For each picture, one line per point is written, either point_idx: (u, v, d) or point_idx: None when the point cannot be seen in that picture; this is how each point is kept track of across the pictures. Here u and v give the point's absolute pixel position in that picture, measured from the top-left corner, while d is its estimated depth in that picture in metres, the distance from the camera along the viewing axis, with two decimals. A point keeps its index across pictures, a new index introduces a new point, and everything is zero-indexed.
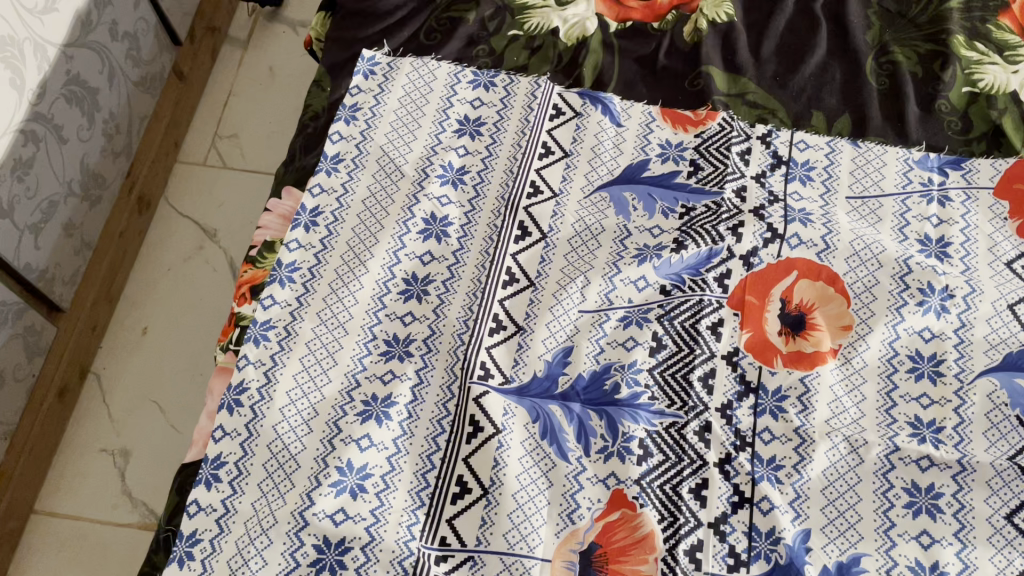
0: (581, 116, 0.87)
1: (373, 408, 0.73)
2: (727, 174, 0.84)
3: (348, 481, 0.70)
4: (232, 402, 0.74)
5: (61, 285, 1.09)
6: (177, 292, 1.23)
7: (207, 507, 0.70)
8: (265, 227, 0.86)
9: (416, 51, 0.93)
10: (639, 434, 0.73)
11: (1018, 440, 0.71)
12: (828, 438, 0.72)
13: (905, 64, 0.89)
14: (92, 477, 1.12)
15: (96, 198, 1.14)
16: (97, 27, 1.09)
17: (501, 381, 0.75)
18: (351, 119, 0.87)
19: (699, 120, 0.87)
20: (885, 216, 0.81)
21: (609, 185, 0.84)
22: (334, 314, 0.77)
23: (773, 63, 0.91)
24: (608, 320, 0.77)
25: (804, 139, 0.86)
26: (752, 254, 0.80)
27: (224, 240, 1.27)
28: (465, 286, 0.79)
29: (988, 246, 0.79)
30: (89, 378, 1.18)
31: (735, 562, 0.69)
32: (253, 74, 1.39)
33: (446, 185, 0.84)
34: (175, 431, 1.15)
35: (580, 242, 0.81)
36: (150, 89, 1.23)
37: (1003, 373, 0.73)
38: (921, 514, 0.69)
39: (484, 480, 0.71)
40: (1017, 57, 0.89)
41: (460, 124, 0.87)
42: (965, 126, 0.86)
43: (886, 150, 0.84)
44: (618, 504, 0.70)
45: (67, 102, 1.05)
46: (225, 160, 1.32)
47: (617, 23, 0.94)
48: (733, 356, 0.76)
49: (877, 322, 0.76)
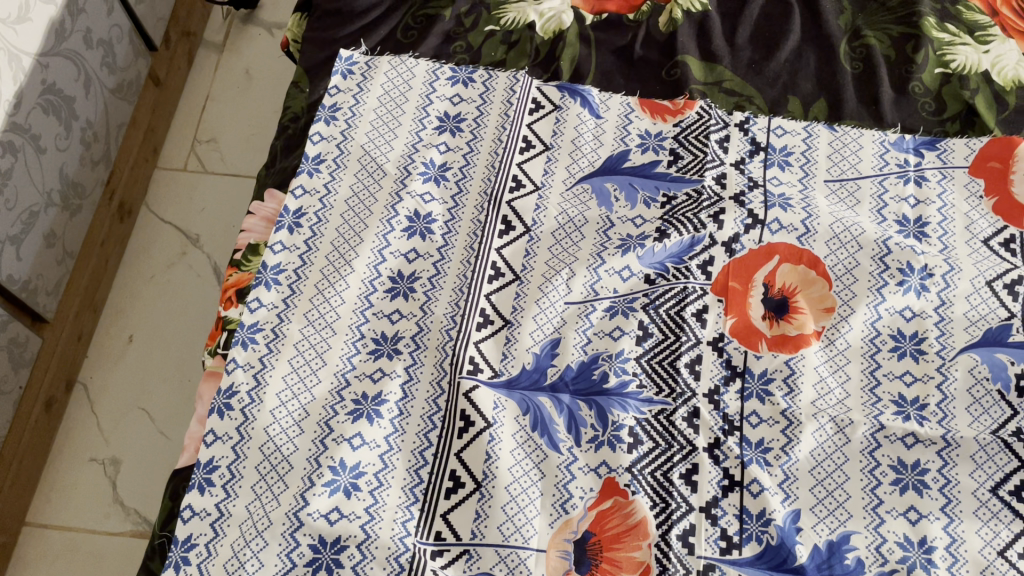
0: (561, 109, 0.88)
1: (364, 406, 0.74)
2: (706, 162, 0.84)
3: (341, 480, 0.71)
4: (223, 405, 0.74)
5: (44, 295, 1.09)
6: (161, 298, 1.23)
7: (200, 511, 0.71)
8: (249, 230, 0.86)
9: (393, 50, 0.93)
10: (629, 422, 0.74)
11: (1000, 414, 0.72)
12: (815, 419, 0.73)
13: (878, 47, 0.90)
14: (83, 486, 1.12)
15: (76, 207, 1.14)
16: (72, 35, 1.08)
17: (490, 375, 0.75)
18: (331, 119, 0.87)
19: (677, 110, 0.87)
20: (864, 198, 0.82)
21: (591, 177, 0.84)
22: (322, 314, 0.78)
23: (748, 50, 0.91)
24: (594, 311, 0.78)
25: (781, 125, 0.86)
26: (734, 240, 0.81)
27: (207, 244, 1.27)
28: (451, 282, 0.80)
29: (966, 224, 0.80)
30: (76, 389, 1.17)
31: (727, 545, 0.69)
32: (229, 77, 1.39)
33: (429, 182, 0.84)
34: (164, 438, 1.14)
35: (564, 234, 0.82)
36: (127, 95, 1.23)
37: (984, 348, 0.75)
38: (909, 491, 0.70)
39: (477, 474, 0.71)
40: (988, 37, 0.90)
41: (440, 121, 0.87)
42: (939, 107, 0.87)
43: (863, 133, 0.85)
44: (610, 492, 0.71)
45: (43, 111, 1.05)
46: (204, 164, 1.32)
47: (593, 15, 0.94)
48: (718, 342, 0.77)
49: (859, 303, 0.77)
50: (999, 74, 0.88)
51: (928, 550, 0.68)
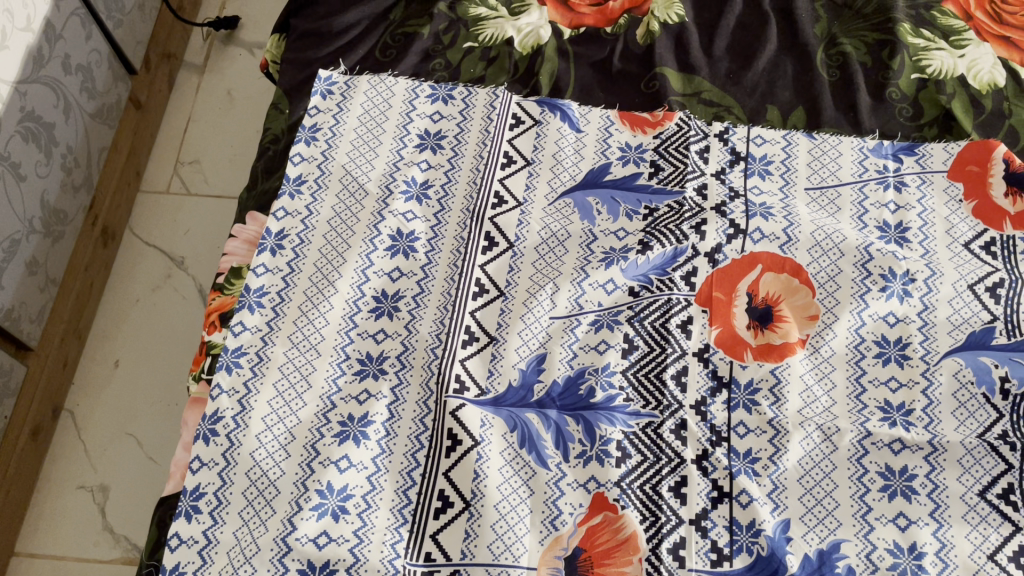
0: (541, 124, 0.88)
1: (350, 428, 0.73)
2: (687, 173, 0.85)
3: (329, 503, 0.70)
4: (208, 431, 0.73)
5: (28, 323, 1.08)
6: (148, 322, 1.22)
7: (188, 539, 0.70)
8: (231, 253, 0.86)
9: (372, 69, 0.93)
10: (617, 436, 0.73)
11: (986, 417, 0.73)
12: (802, 427, 0.73)
13: (855, 54, 0.91)
14: (72, 514, 1.11)
15: (58, 233, 1.13)
16: (49, 62, 1.08)
17: (477, 393, 0.75)
18: (312, 140, 0.87)
19: (656, 122, 0.88)
20: (844, 205, 0.83)
21: (573, 191, 0.85)
22: (306, 336, 0.77)
23: (725, 61, 0.92)
24: (579, 325, 0.78)
25: (761, 134, 0.87)
26: (717, 251, 0.81)
27: (192, 266, 1.26)
28: (435, 301, 0.79)
29: (946, 229, 0.81)
30: (63, 416, 1.17)
31: (718, 557, 0.69)
32: (211, 98, 1.39)
33: (411, 201, 0.84)
34: (153, 463, 1.13)
35: (547, 249, 0.82)
36: (107, 120, 1.22)
37: (967, 352, 0.75)
38: (897, 497, 0.70)
39: (466, 493, 0.71)
40: (963, 41, 0.91)
41: (420, 139, 0.87)
42: (916, 112, 0.88)
43: (841, 140, 0.86)
44: (600, 507, 0.71)
45: (22, 139, 1.04)
46: (188, 186, 1.31)
47: (570, 29, 0.95)
48: (704, 353, 0.77)
49: (843, 310, 0.77)
50: (975, 78, 0.89)
51: (918, 557, 0.68)
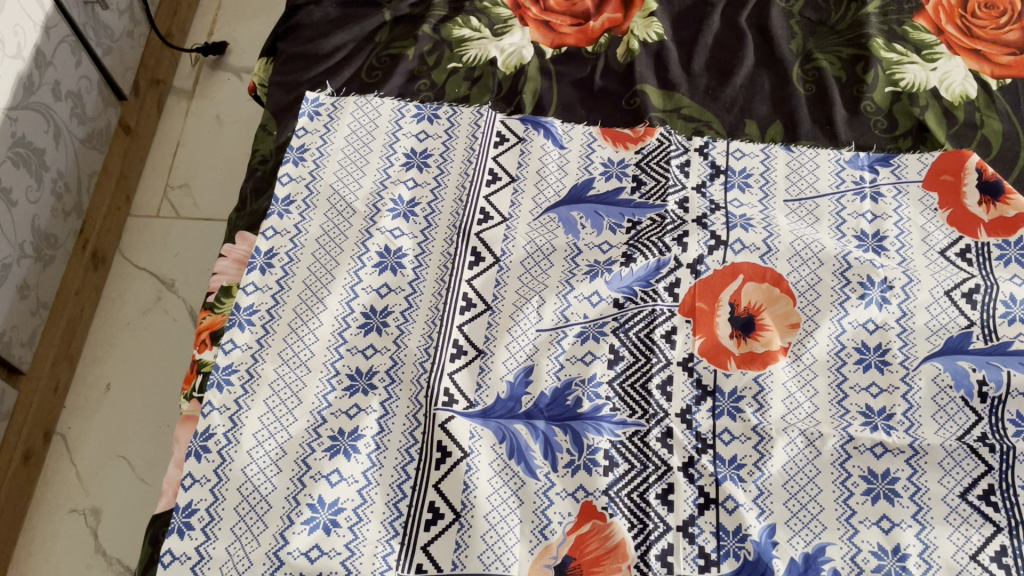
0: (525, 141, 0.90)
1: (340, 442, 0.74)
2: (668, 187, 0.87)
3: (321, 517, 0.71)
4: (200, 448, 0.74)
5: (19, 347, 1.09)
6: (139, 345, 1.23)
7: (181, 556, 0.71)
8: (221, 272, 0.87)
9: (358, 90, 0.94)
10: (604, 445, 0.74)
11: (965, 420, 0.74)
12: (785, 433, 0.75)
13: (830, 69, 0.93)
14: (64, 537, 1.11)
15: (49, 257, 1.14)
16: (40, 88, 1.09)
17: (466, 406, 0.76)
18: (300, 160, 0.88)
19: (638, 137, 0.90)
20: (822, 216, 0.85)
21: (557, 207, 0.86)
22: (296, 352, 0.78)
23: (704, 77, 0.94)
24: (565, 337, 0.79)
25: (740, 148, 0.89)
26: (698, 262, 0.83)
27: (182, 289, 1.27)
28: (423, 316, 0.81)
29: (922, 237, 0.83)
30: (54, 440, 1.17)
31: (706, 562, 0.70)
32: (200, 122, 1.40)
33: (398, 218, 0.85)
34: (144, 485, 1.14)
35: (533, 263, 0.83)
36: (97, 145, 1.24)
37: (946, 356, 0.76)
38: (880, 500, 0.72)
39: (456, 504, 0.72)
40: (935, 55, 0.93)
41: (407, 158, 0.89)
42: (891, 124, 0.90)
43: (818, 152, 0.88)
44: (589, 516, 0.72)
45: (14, 164, 1.05)
46: (178, 210, 1.33)
47: (552, 49, 0.97)
48: (688, 362, 0.78)
49: (823, 318, 0.79)
50: (947, 90, 0.91)
51: (903, 558, 0.69)
